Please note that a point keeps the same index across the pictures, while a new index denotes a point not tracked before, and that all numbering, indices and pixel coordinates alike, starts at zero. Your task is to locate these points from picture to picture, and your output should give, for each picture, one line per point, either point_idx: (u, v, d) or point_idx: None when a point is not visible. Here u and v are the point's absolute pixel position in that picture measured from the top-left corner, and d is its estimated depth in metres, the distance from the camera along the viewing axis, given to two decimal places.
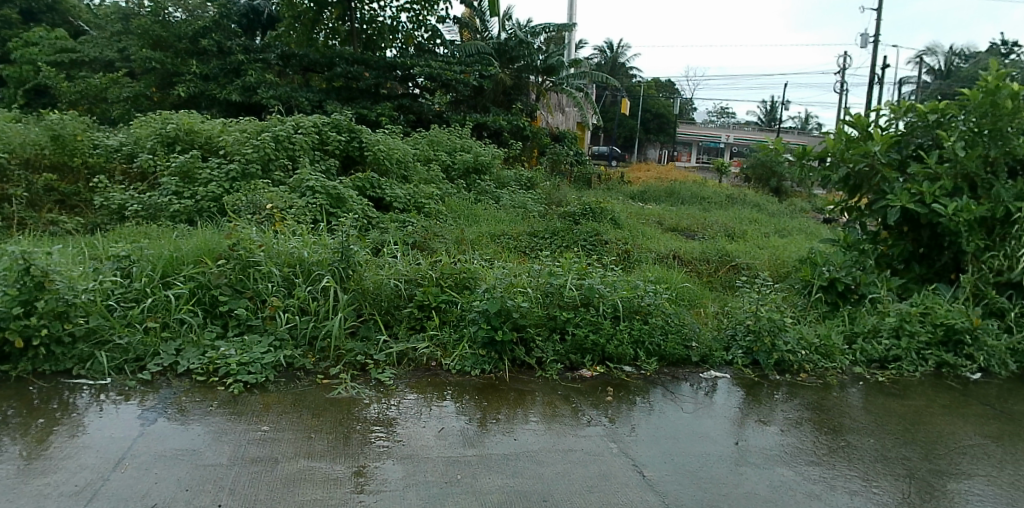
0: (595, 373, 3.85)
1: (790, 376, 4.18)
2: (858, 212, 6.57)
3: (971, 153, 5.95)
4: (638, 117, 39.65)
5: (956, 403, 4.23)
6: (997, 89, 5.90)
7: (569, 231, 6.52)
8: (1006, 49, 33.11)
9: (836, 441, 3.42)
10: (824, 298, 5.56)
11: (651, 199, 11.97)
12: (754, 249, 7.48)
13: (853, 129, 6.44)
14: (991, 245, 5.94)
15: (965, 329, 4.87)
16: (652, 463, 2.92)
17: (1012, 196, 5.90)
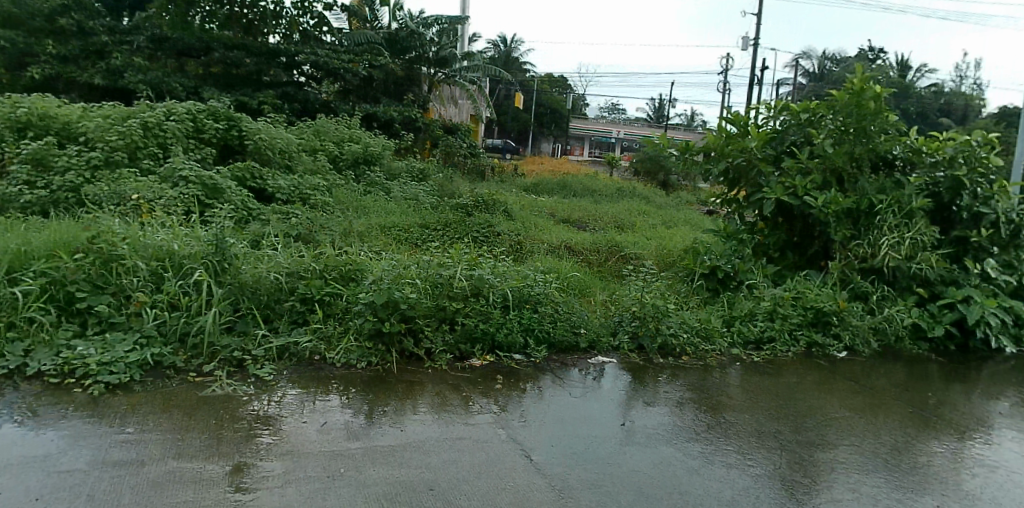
0: (485, 362, 3.85)
1: (672, 359, 4.33)
2: (737, 204, 6.95)
3: (839, 149, 6.36)
4: (532, 111, 40.13)
5: (823, 379, 4.52)
6: (862, 90, 6.34)
7: (461, 223, 6.54)
8: (873, 55, 35.78)
9: (714, 418, 3.57)
10: (705, 285, 5.82)
11: (546, 192, 12.14)
12: (642, 240, 7.72)
13: (733, 126, 6.78)
14: (857, 234, 6.36)
15: (832, 312, 5.26)
16: (539, 447, 2.94)
17: (875, 189, 6.37)
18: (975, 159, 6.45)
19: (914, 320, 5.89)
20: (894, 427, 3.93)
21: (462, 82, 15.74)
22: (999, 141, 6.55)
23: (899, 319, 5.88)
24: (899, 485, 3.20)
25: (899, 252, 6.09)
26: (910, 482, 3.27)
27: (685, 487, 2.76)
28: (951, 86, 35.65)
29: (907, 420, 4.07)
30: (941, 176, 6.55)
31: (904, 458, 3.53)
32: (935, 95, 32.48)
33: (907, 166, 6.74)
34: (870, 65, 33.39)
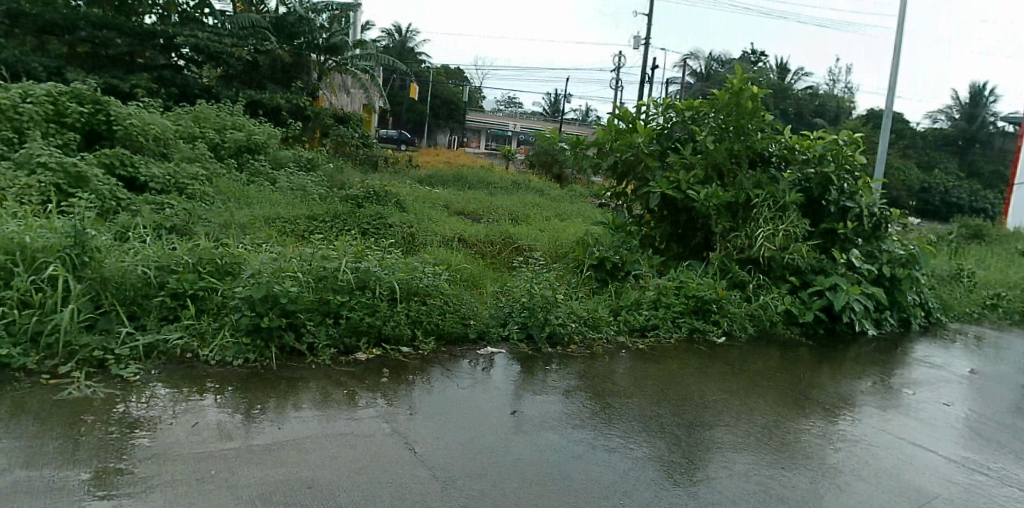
0: (371, 356, 3.78)
1: (560, 348, 4.41)
2: (626, 198, 7.12)
3: (719, 146, 6.67)
4: (428, 102, 39.77)
5: (703, 364, 4.73)
6: (740, 90, 6.59)
7: (351, 215, 6.42)
8: (755, 57, 37.72)
9: (599, 404, 3.66)
10: (594, 275, 5.96)
11: (441, 184, 12.07)
12: (535, 232, 7.82)
13: (622, 123, 6.94)
14: (736, 226, 6.68)
15: (712, 300, 5.52)
16: (424, 440, 2.91)
17: (752, 184, 6.72)
18: (842, 157, 6.93)
19: (786, 306, 6.26)
20: (766, 407, 4.16)
21: (354, 71, 15.48)
22: (863, 141, 7.05)
23: (773, 306, 6.23)
24: (768, 461, 3.39)
25: (773, 243, 6.45)
26: (779, 458, 3.47)
27: (569, 472, 2.82)
28: (822, 89, 38.11)
29: (779, 401, 4.32)
30: (812, 172, 6.98)
31: (774, 436, 3.74)
32: (809, 97, 34.64)
33: (781, 163, 7.14)
34: (751, 67, 35.18)
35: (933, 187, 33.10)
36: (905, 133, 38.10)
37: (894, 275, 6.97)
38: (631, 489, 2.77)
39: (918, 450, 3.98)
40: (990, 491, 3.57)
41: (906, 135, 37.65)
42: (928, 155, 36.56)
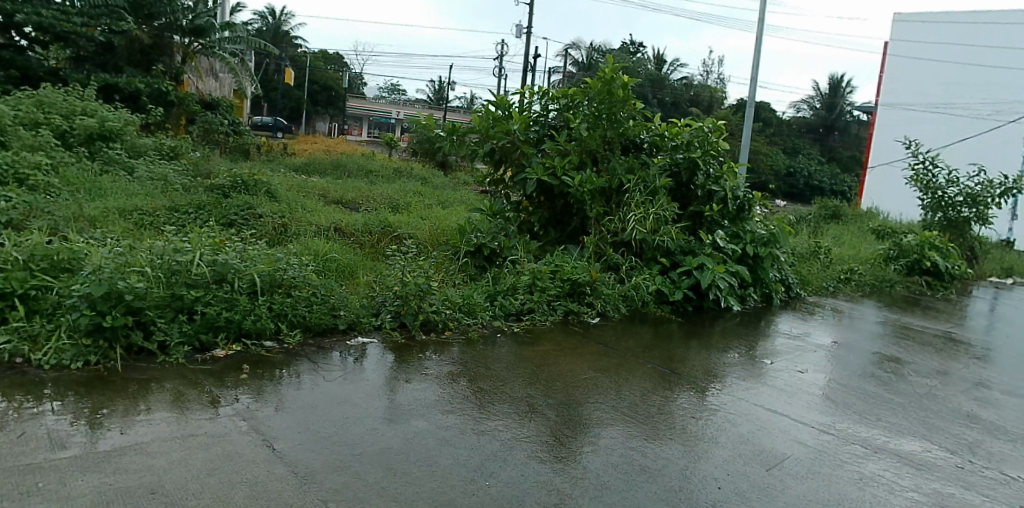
0: (230, 352, 3.63)
1: (434, 335, 4.40)
2: (503, 184, 7.15)
3: (592, 133, 6.83)
4: (305, 88, 38.38)
5: (577, 345, 4.85)
6: (612, 79, 6.69)
7: (217, 206, 6.15)
8: (634, 48, 39.02)
9: (471, 389, 3.68)
10: (472, 262, 5.98)
11: (321, 173, 11.73)
12: (415, 220, 7.74)
13: (499, 110, 6.94)
14: (609, 210, 6.88)
15: (586, 282, 5.66)
16: (284, 435, 2.82)
17: (625, 170, 6.92)
18: (707, 143, 7.26)
19: (657, 286, 6.52)
20: (635, 383, 4.33)
21: (221, 54, 14.86)
22: (726, 128, 7.43)
23: (645, 287, 6.47)
24: (634, 436, 3.52)
25: (645, 226, 6.68)
26: (644, 431, 3.61)
27: (435, 458, 2.81)
28: (696, 79, 39.89)
29: (646, 376, 4.51)
30: (681, 157, 7.26)
31: (641, 410, 3.90)
32: (684, 87, 36.19)
33: (653, 148, 7.39)
34: (630, 57, 36.33)
35: (796, 171, 35.52)
36: (772, 121, 40.57)
37: (757, 254, 7.40)
38: (498, 470, 2.81)
39: (773, 415, 4.26)
40: (834, 450, 3.88)
41: (772, 123, 40.10)
42: (792, 141, 39.12)
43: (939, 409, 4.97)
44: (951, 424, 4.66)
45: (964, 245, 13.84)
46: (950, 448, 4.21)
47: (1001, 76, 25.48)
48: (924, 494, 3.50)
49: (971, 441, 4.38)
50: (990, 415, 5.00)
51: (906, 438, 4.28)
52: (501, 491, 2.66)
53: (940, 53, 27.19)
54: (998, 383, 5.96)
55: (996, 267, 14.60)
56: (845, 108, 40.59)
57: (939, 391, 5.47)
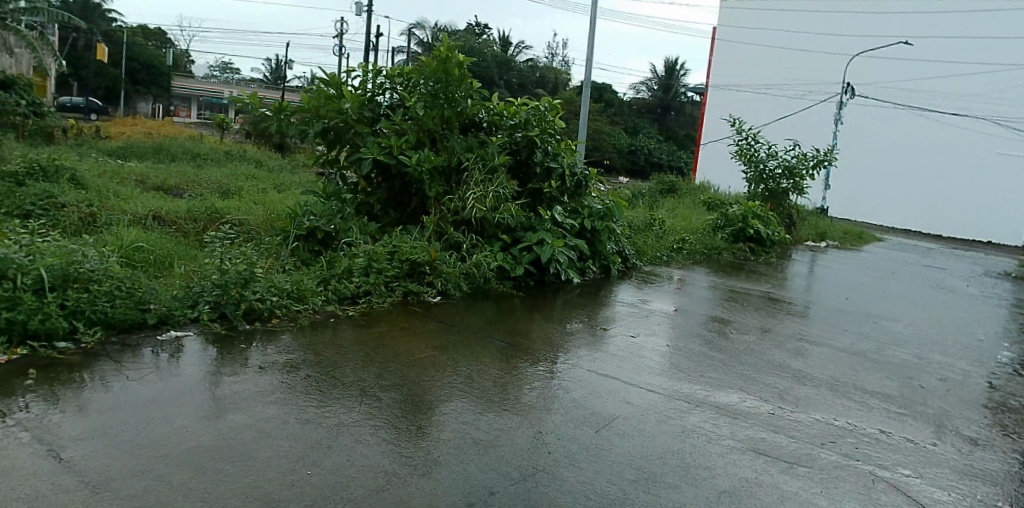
0: (14, 357, 3.26)
1: (259, 323, 4.19)
2: (338, 165, 6.88)
3: (429, 112, 6.75)
4: (123, 66, 35.14)
5: (415, 324, 4.80)
6: (447, 58, 6.63)
7: (9, 195, 5.54)
8: (479, 28, 39.11)
9: (298, 377, 3.53)
10: (304, 246, 5.76)
11: (141, 158, 10.80)
12: (247, 205, 7.35)
13: (331, 88, 6.64)
14: (449, 190, 6.81)
15: (425, 262, 5.61)
16: (74, 443, 2.58)
17: (463, 148, 6.89)
18: (544, 122, 7.39)
19: (499, 263, 6.55)
20: (473, 358, 4.35)
21: (16, 27, 13.29)
22: (562, 107, 7.60)
23: (487, 264, 6.45)
24: (467, 410, 3.54)
25: (484, 204, 6.69)
26: (478, 405, 3.64)
27: (251, 452, 2.69)
28: (540, 59, 40.72)
29: (484, 350, 4.55)
30: (519, 136, 7.32)
31: (477, 384, 3.93)
32: (529, 68, 36.86)
33: (491, 127, 7.37)
34: (475, 38, 36.46)
35: (637, 149, 37.30)
36: (613, 101, 42.29)
37: (594, 228, 7.68)
38: (322, 458, 2.73)
39: (605, 379, 4.44)
40: (660, 407, 4.10)
41: (613, 103, 41.82)
42: (632, 121, 41.01)
43: (755, 363, 5.40)
44: (766, 375, 5.08)
45: (783, 213, 15.13)
46: (764, 397, 4.58)
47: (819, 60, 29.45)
48: (738, 440, 3.79)
49: (782, 389, 4.81)
50: (798, 364, 5.51)
51: (726, 391, 4.62)
52: (325, 479, 2.59)
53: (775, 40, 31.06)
54: (807, 335, 6.58)
55: (811, 232, 16.11)
56: (679, 90, 43.13)
57: (757, 346, 5.95)
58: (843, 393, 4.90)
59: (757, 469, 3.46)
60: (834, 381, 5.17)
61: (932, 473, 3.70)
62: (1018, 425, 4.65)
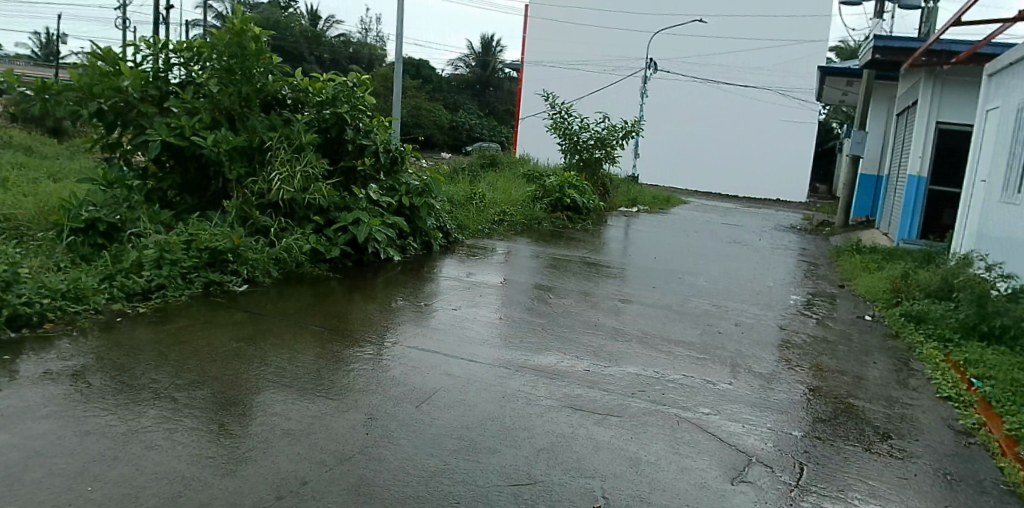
0: None
1: (28, 331, 3.76)
2: (120, 149, 6.18)
3: (224, 89, 6.28)
4: None
5: (218, 316, 4.49)
6: (242, 31, 6.21)
7: None
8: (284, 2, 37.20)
9: (78, 386, 3.19)
10: (85, 240, 5.21)
11: None
12: (14, 198, 6.51)
13: (106, 64, 5.97)
14: (253, 171, 6.40)
15: (228, 250, 5.25)
16: None
17: (266, 127, 6.50)
18: (354, 98, 7.14)
19: (312, 245, 6.22)
20: (285, 347, 4.13)
21: None
22: (371, 83, 7.40)
23: (298, 247, 6.11)
24: (275, 401, 3.36)
25: (292, 185, 6.36)
26: (289, 394, 3.47)
27: (19, 475, 2.47)
28: (353, 35, 39.61)
29: (296, 337, 4.34)
30: (327, 113, 7.02)
31: (291, 374, 3.73)
32: (342, 44, 35.78)
33: (296, 105, 7.00)
34: (281, 13, 34.67)
35: (458, 125, 37.56)
36: (432, 77, 42.13)
37: (413, 204, 7.58)
38: (105, 471, 2.56)
39: (426, 354, 4.41)
40: (480, 375, 4.15)
41: (432, 80, 41.72)
42: (451, 97, 41.21)
43: (572, 324, 5.65)
44: (581, 335, 5.32)
45: (597, 182, 15.93)
46: (580, 356, 4.79)
47: (628, 37, 31.76)
48: (557, 399, 3.93)
49: (597, 346, 5.06)
50: (612, 322, 5.83)
51: (545, 353, 4.78)
52: (109, 493, 2.44)
53: (585, 17, 32.46)
54: (621, 294, 6.99)
55: (623, 198, 17.11)
56: (497, 66, 43.85)
57: (575, 308, 6.22)
58: (651, 345, 5.26)
59: (573, 424, 3.61)
60: (644, 335, 5.53)
61: (727, 409, 4.07)
62: (800, 359, 5.25)
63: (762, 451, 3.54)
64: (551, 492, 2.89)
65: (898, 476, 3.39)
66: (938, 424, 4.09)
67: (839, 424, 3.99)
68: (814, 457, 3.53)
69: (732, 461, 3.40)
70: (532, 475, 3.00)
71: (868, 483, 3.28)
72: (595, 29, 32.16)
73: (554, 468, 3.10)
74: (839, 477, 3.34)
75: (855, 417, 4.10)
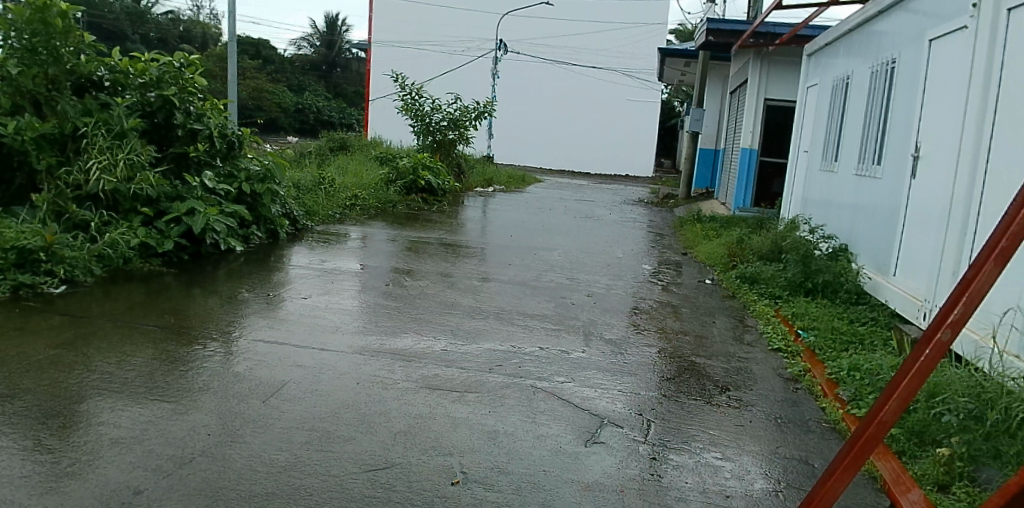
0: None
1: None
2: None
3: (26, 70, 5.69)
4: None
5: (32, 322, 4.07)
6: (46, 6, 5.56)
7: None
8: None
9: None
10: None
11: None
12: None
13: None
14: (66, 160, 5.85)
15: (39, 248, 4.75)
16: None
17: (79, 112, 5.95)
18: (181, 80, 6.62)
19: (140, 239, 5.73)
20: (113, 350, 3.81)
21: None
22: (201, 63, 6.94)
23: (124, 242, 5.61)
24: (100, 409, 3.09)
25: (114, 174, 5.81)
26: (118, 400, 3.20)
27: None
28: (184, 13, 37.03)
29: (125, 338, 4.01)
30: (152, 96, 6.47)
31: (120, 378, 3.45)
32: (170, 22, 33.36)
33: (114, 88, 6.37)
34: None
35: (304, 108, 36.14)
36: (274, 57, 40.24)
37: (254, 191, 7.20)
38: None
39: (275, 347, 4.21)
40: (333, 364, 4.02)
41: (273, 60, 39.89)
42: (295, 79, 39.55)
43: (429, 305, 5.63)
44: (439, 315, 5.31)
45: (451, 163, 15.93)
46: (437, 336, 4.78)
47: (477, 18, 31.90)
48: (414, 380, 3.90)
49: (455, 326, 5.07)
50: (469, 301, 5.87)
51: (402, 336, 4.73)
52: None
53: None
54: (478, 273, 7.04)
55: (479, 179, 17.22)
56: (343, 46, 42.59)
57: (431, 289, 6.20)
58: (507, 320, 5.34)
59: (431, 404, 3.59)
60: (500, 311, 5.60)
61: (581, 376, 4.21)
62: (648, 323, 5.53)
63: (614, 412, 3.70)
64: (409, 474, 2.85)
65: (736, 424, 3.66)
66: (769, 373, 4.46)
67: (683, 381, 4.25)
68: (662, 413, 3.74)
69: (586, 424, 3.52)
70: (388, 459, 2.96)
71: (709, 433, 3.52)
72: (444, 10, 31.98)
73: (412, 448, 3.08)
74: (684, 429, 3.55)
75: (697, 374, 4.38)
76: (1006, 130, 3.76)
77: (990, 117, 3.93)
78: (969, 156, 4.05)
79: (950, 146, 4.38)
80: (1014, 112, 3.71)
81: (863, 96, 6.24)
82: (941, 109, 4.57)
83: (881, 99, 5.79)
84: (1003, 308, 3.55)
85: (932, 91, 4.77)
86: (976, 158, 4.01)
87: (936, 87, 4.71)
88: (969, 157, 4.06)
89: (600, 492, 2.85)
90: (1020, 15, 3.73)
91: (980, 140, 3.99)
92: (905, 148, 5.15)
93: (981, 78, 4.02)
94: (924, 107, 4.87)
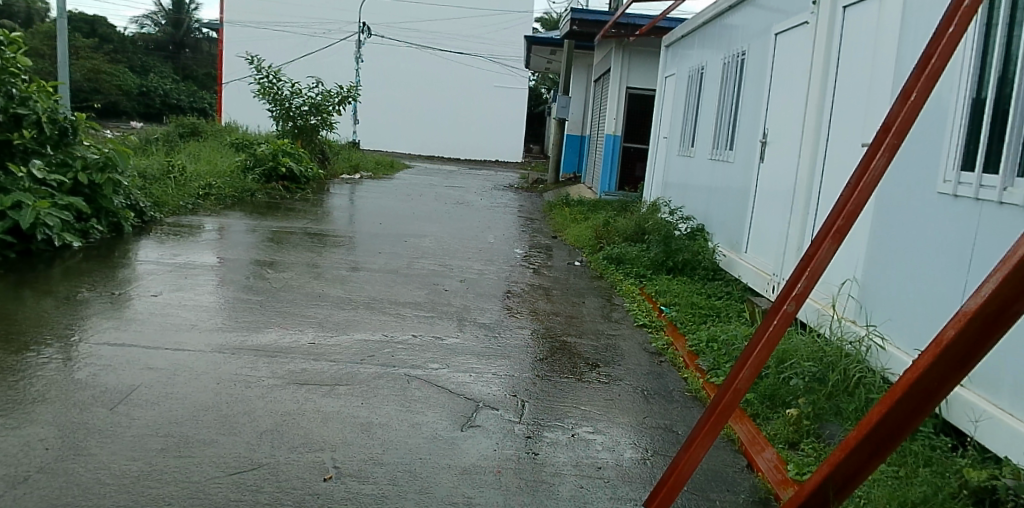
0: None
1: None
2: None
3: None
4: None
5: None
6: None
7: None
8: None
9: None
10: None
11: None
12: None
13: None
14: None
15: None
16: None
17: None
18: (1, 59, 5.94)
19: None
20: None
21: None
22: (23, 41, 6.23)
23: None
24: None
25: None
26: None
27: None
28: None
29: None
30: None
31: None
32: None
33: None
34: None
35: (148, 91, 33.58)
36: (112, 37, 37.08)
37: (93, 182, 6.59)
38: None
39: (122, 349, 3.89)
40: (190, 364, 3.77)
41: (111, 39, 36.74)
42: (137, 60, 36.66)
43: (294, 297, 5.41)
44: (306, 308, 5.12)
45: (315, 149, 15.40)
46: (304, 329, 4.60)
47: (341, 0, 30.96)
48: (281, 376, 3.73)
49: (323, 318, 4.90)
50: (337, 291, 5.69)
51: (266, 330, 4.51)
52: None
53: None
54: (348, 262, 6.86)
55: (345, 165, 16.74)
56: (191, 26, 39.92)
57: (297, 280, 5.95)
58: (378, 309, 5.23)
59: (299, 399, 3.45)
60: (371, 300, 5.48)
61: (455, 361, 4.20)
62: (520, 306, 5.60)
63: (489, 395, 3.72)
64: (277, 474, 2.72)
65: (605, 398, 3.78)
66: (636, 349, 4.63)
67: (555, 360, 4.33)
68: (536, 393, 3.80)
69: (462, 409, 3.51)
70: (254, 460, 2.81)
71: (581, 409, 3.61)
72: None
73: (279, 447, 2.94)
74: (557, 407, 3.63)
75: (568, 353, 4.48)
76: (842, 116, 4.09)
77: (829, 104, 4.26)
78: (811, 141, 4.38)
79: (794, 131, 4.71)
80: (849, 100, 4.04)
81: (717, 84, 6.60)
82: (785, 96, 4.91)
83: (733, 87, 6.14)
84: (841, 279, 3.87)
85: (778, 80, 5.10)
86: (817, 143, 4.33)
87: (781, 76, 5.04)
88: (811, 141, 4.38)
89: (476, 475, 2.85)
90: (854, 11, 4.05)
91: (820, 125, 4.32)
92: (754, 134, 5.50)
93: (821, 68, 4.34)
94: (771, 95, 5.20)
